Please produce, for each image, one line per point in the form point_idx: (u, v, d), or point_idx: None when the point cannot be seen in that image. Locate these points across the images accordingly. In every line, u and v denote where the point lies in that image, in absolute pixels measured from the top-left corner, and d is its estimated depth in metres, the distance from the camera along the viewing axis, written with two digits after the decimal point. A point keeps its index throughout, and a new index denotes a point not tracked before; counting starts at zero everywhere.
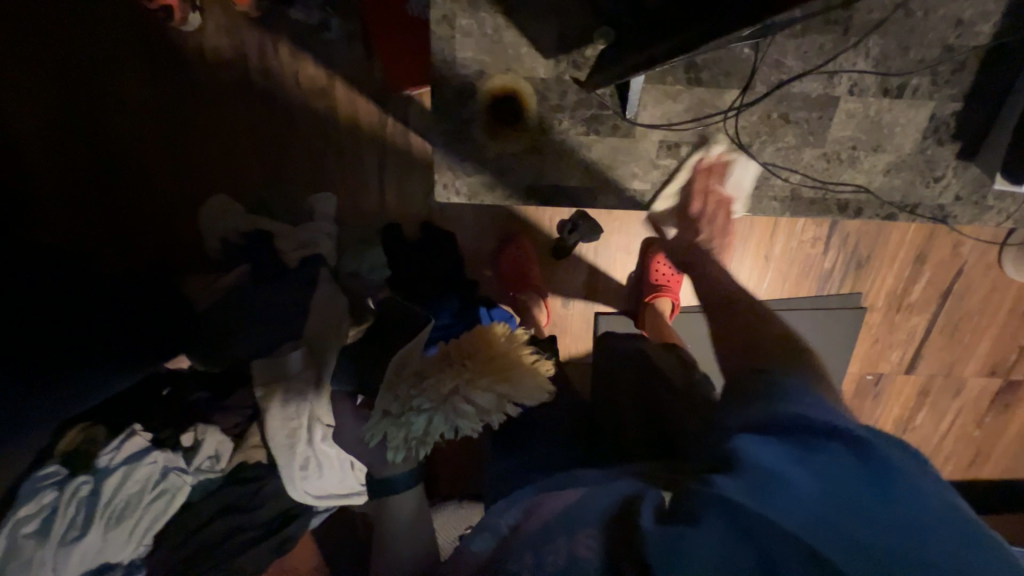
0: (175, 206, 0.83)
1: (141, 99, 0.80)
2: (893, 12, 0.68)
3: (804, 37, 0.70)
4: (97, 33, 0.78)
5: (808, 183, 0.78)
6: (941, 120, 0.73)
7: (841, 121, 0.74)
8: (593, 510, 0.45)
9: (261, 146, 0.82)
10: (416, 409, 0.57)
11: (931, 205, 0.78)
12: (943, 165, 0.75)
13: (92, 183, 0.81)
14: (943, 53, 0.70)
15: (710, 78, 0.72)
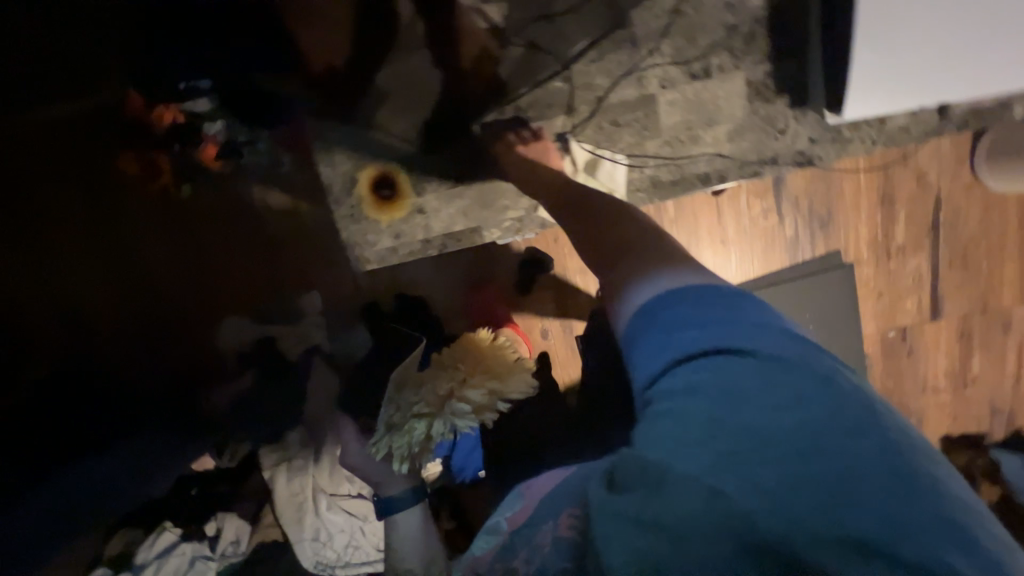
0: (193, 333, 0.94)
1: (153, 250, 0.92)
2: (668, 20, 0.86)
3: (604, 60, 0.87)
4: (105, 200, 0.90)
5: (661, 168, 0.91)
6: (757, 84, 0.89)
7: (669, 110, 0.90)
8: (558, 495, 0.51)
9: (255, 267, 0.95)
10: (415, 416, 0.68)
11: (791, 153, 0.91)
12: (781, 117, 0.90)
13: (122, 327, 0.92)
14: (729, 31, 0.87)
15: (538, 114, 0.89)
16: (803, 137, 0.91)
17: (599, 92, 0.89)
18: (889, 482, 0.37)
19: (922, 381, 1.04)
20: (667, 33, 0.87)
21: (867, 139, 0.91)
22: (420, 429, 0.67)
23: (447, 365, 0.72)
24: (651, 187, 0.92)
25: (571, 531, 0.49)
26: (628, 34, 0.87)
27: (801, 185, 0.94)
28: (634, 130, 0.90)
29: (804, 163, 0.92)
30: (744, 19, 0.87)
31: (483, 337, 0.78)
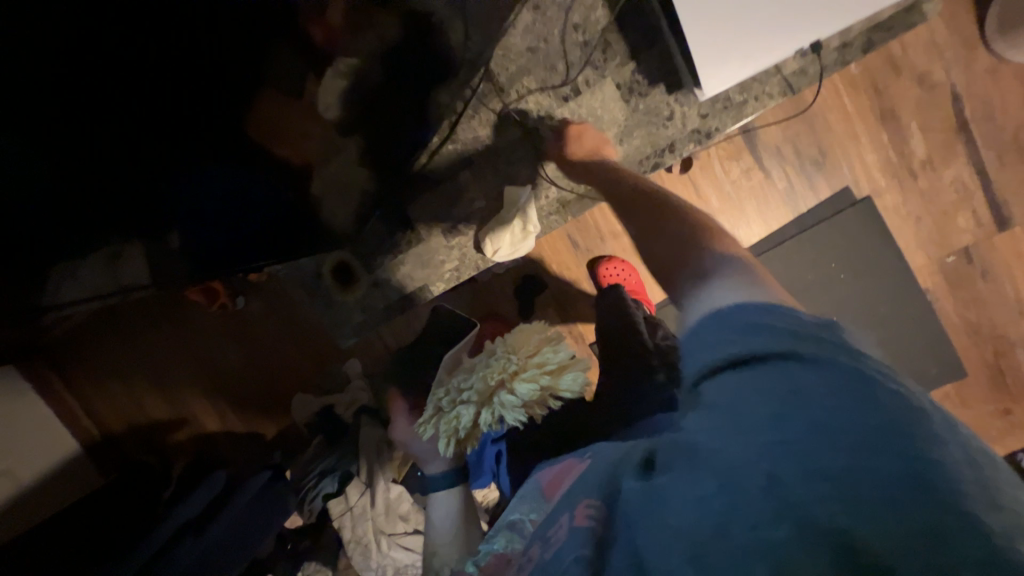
0: (280, 407, 1.21)
1: (234, 354, 1.19)
2: (524, 55, 0.82)
3: (479, 111, 0.84)
4: (191, 327, 1.18)
5: (566, 189, 0.89)
6: (631, 80, 0.83)
7: (553, 135, 0.86)
8: (589, 480, 0.45)
9: (305, 348, 1.15)
10: (463, 401, 0.71)
11: (686, 134, 0.84)
12: (664, 105, 0.83)
13: (235, 413, 1.23)
14: (585, 42, 0.81)
15: (440, 174, 0.88)
16: (694, 113, 0.83)
17: (487, 140, 0.86)
18: (965, 498, 0.32)
19: (1012, 303, 0.87)
20: (526, 68, 0.82)
21: (764, 99, 0.81)
22: (466, 414, 0.69)
23: (499, 357, 0.73)
24: (562, 209, 0.91)
25: (589, 521, 0.39)
26: (495, 81, 0.83)
27: (778, 133, 0.87)
28: (526, 166, 0.88)
29: (702, 143, 0.84)
30: (595, 33, 0.81)
31: (539, 330, 0.75)
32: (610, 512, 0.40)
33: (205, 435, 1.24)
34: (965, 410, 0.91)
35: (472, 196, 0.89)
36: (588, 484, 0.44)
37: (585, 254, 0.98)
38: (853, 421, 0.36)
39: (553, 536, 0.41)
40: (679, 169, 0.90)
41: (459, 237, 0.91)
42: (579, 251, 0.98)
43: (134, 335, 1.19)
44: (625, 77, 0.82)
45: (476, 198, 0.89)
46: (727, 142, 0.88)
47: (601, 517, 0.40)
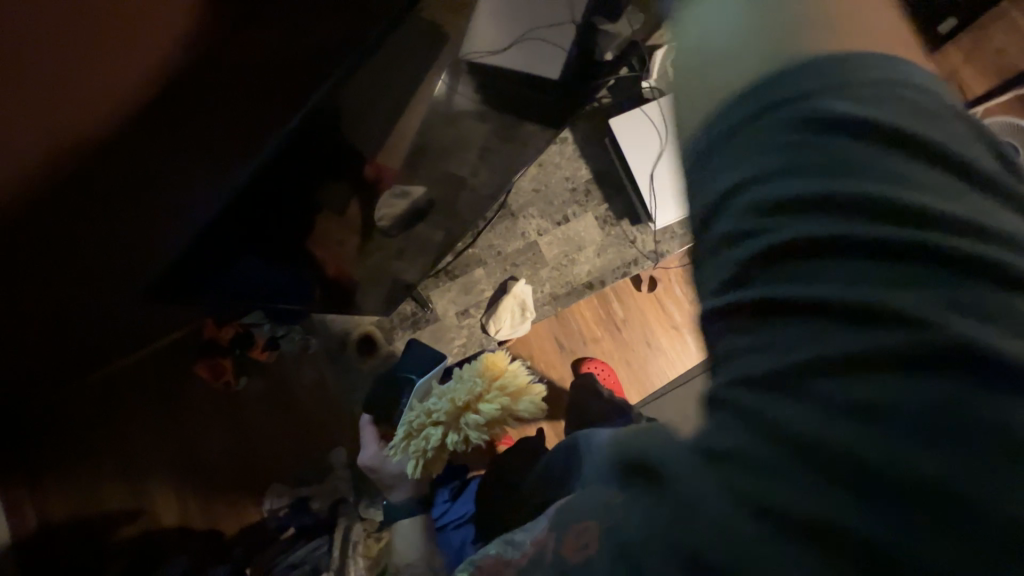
0: (251, 498, 1.17)
1: (219, 436, 1.19)
2: (531, 194, 1.09)
3: (495, 229, 1.09)
4: (183, 405, 1.20)
5: (558, 287, 1.10)
6: (606, 215, 1.10)
7: (549, 247, 1.10)
8: (590, 492, 0.30)
9: (293, 432, 1.17)
10: (431, 422, 0.74)
11: (647, 253, 1.10)
12: (630, 232, 1.10)
13: (199, 506, 1.17)
14: (573, 187, 1.09)
15: (460, 271, 1.08)
16: (651, 240, 1.10)
17: (498, 249, 1.09)
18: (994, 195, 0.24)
19: None
20: (531, 201, 1.09)
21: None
22: (435, 435, 0.73)
23: (466, 380, 0.77)
24: (553, 302, 1.10)
25: (583, 544, 0.27)
26: (508, 209, 1.09)
27: None
28: (527, 268, 1.09)
29: (657, 260, 1.10)
30: (581, 183, 1.10)
31: (501, 355, 0.81)
32: (612, 535, 0.26)
33: (158, 529, 1.16)
34: None
35: (482, 287, 1.08)
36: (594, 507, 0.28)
37: (570, 353, 1.11)
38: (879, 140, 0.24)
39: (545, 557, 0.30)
40: (647, 288, 1.11)
41: (469, 319, 1.08)
42: (564, 350, 1.11)
43: (121, 411, 1.19)
44: (601, 212, 1.10)
45: (486, 287, 1.08)
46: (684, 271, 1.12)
47: (596, 531, 0.27)
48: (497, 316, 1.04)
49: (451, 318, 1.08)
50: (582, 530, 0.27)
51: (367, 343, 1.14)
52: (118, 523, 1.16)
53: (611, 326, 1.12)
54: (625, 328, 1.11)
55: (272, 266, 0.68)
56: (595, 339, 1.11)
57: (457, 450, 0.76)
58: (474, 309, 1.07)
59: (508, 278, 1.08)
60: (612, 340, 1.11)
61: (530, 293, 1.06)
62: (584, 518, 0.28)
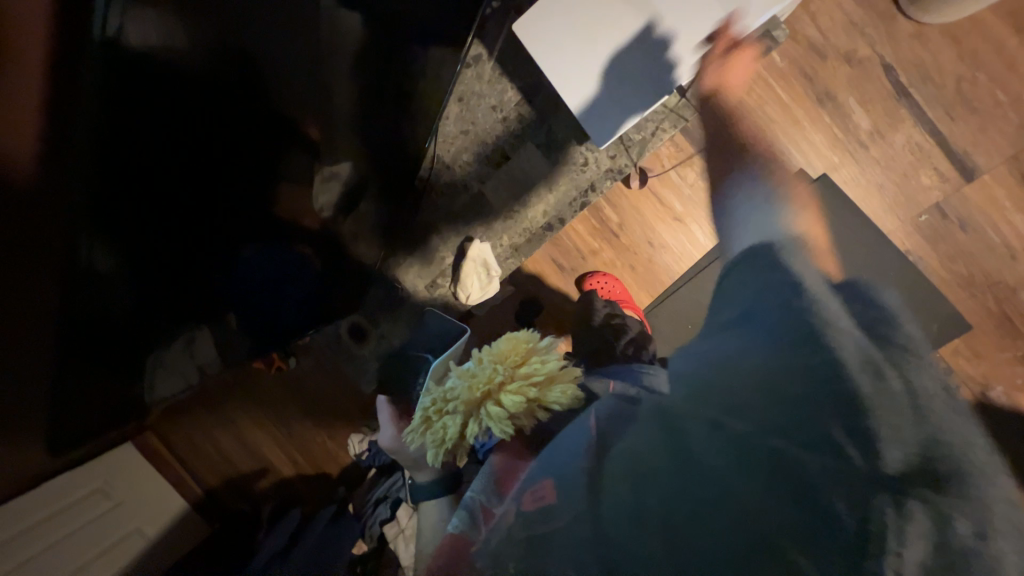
0: (336, 449, 1.39)
1: (293, 410, 1.39)
2: (460, 137, 0.91)
3: (434, 192, 0.95)
4: (255, 392, 1.39)
5: (516, 236, 0.98)
6: (547, 139, 0.92)
7: (494, 195, 0.94)
8: (543, 470, 0.46)
9: (351, 392, 1.34)
10: (447, 411, 0.63)
11: (604, 173, 0.94)
12: (579, 155, 0.92)
13: (301, 461, 1.43)
14: (506, 114, 0.91)
15: (412, 246, 0.98)
16: (604, 156, 0.93)
17: (445, 209, 0.96)
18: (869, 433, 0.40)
19: (987, 240, 0.94)
20: (461, 147, 0.92)
21: (659, 133, 0.92)
22: (454, 425, 0.61)
23: (486, 366, 0.64)
24: (516, 252, 1.00)
25: (537, 500, 0.43)
26: (439, 163, 0.93)
27: None
28: (480, 223, 0.96)
29: (618, 178, 0.93)
30: (511, 107, 0.91)
31: (526, 334, 0.67)
32: (552, 489, 0.43)
33: (279, 481, 1.45)
34: (978, 354, 0.96)
35: (441, 256, 0.99)
36: (545, 465, 0.47)
37: (571, 273, 1.06)
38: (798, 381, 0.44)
39: (507, 518, 0.45)
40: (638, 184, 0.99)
41: (442, 288, 1.02)
42: (565, 271, 1.06)
43: (212, 405, 1.41)
44: (544, 137, 0.92)
45: (446, 253, 0.99)
46: (679, 151, 0.98)
47: (546, 497, 0.43)
48: (463, 284, 0.96)
49: (424, 292, 1.02)
50: (535, 484, 0.45)
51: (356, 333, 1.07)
52: (248, 482, 1.45)
53: (609, 234, 1.03)
54: (623, 232, 1.03)
55: (268, 299, 0.74)
56: (595, 251, 1.05)
57: (481, 439, 0.64)
58: (441, 278, 1.00)
59: (465, 238, 0.97)
60: (612, 248, 1.04)
61: (489, 251, 0.96)
62: (540, 480, 0.45)
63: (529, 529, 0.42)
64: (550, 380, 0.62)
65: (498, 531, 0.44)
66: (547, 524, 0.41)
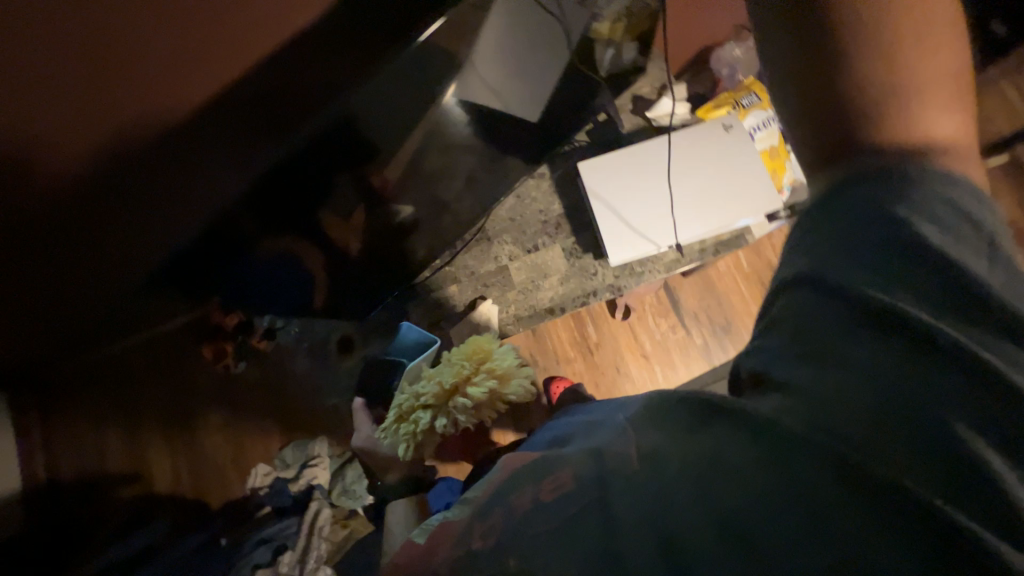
0: (230, 477, 1.21)
1: (210, 418, 1.24)
2: (506, 223, 1.15)
3: (471, 251, 1.15)
4: (180, 384, 1.26)
5: (522, 308, 1.15)
6: (572, 248, 1.15)
7: (518, 272, 1.15)
8: (555, 460, 0.43)
9: (278, 417, 1.22)
10: (420, 405, 0.73)
11: (605, 287, 1.15)
12: (591, 266, 1.15)
13: (183, 477, 1.22)
14: (545, 221, 1.15)
15: (438, 287, 1.15)
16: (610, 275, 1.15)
17: (473, 268, 1.15)
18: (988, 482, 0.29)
19: None
20: (504, 230, 1.15)
21: (653, 273, 1.14)
22: (424, 418, 0.72)
23: (453, 363, 0.77)
24: (516, 322, 1.15)
25: (557, 488, 0.38)
26: (484, 233, 1.15)
27: (695, 303, 1.17)
28: (496, 289, 1.14)
29: (615, 294, 1.15)
30: (553, 217, 1.15)
31: (487, 338, 0.81)
32: (575, 478, 0.38)
33: (140, 495, 1.20)
34: None
35: (455, 302, 1.14)
36: (562, 457, 0.43)
37: (542, 370, 1.12)
38: (907, 409, 0.31)
39: (512, 501, 0.40)
40: (622, 316, 1.15)
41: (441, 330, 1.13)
42: (537, 366, 1.12)
43: (123, 380, 1.25)
44: (570, 246, 1.15)
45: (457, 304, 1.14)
46: (658, 303, 1.17)
47: (565, 487, 0.38)
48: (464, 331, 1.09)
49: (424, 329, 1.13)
50: (554, 474, 0.40)
51: (343, 343, 1.18)
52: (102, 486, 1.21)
53: (588, 347, 1.13)
54: (597, 351, 1.13)
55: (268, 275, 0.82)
56: (571, 356, 1.13)
57: (448, 433, 0.75)
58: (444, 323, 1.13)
59: (482, 295, 1.14)
60: (583, 361, 1.13)
61: (496, 312, 1.11)
62: (558, 471, 0.41)
63: (539, 525, 0.36)
64: (507, 376, 0.76)
65: (499, 510, 0.40)
66: (553, 512, 0.37)
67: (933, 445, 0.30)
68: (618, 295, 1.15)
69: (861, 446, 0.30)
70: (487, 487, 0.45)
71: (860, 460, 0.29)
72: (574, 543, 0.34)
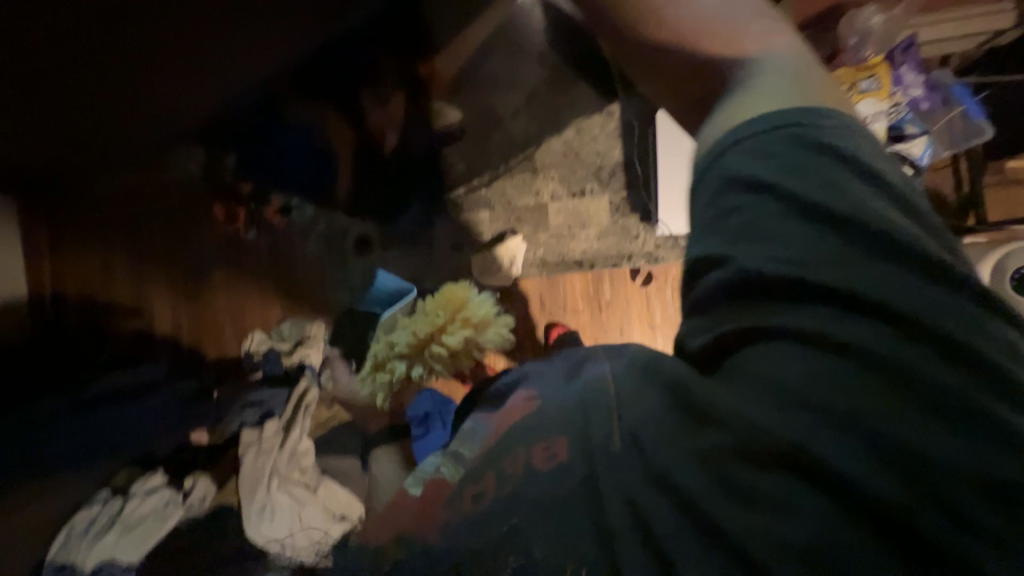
0: (226, 336, 1.23)
1: (215, 277, 1.23)
2: (559, 157, 1.07)
3: (513, 179, 1.08)
4: (190, 236, 1.24)
5: (551, 254, 1.10)
6: (620, 203, 1.07)
7: (556, 215, 1.08)
8: (546, 420, 0.42)
9: (279, 293, 1.20)
10: (394, 357, 0.83)
11: (643, 253, 1.08)
12: (635, 227, 1.07)
13: (183, 325, 1.24)
14: (601, 166, 1.06)
15: (469, 208, 1.09)
16: (653, 240, 1.07)
17: (510, 199, 1.08)
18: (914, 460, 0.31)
19: None
20: (555, 164, 1.07)
21: None
22: (396, 369, 0.81)
23: None
24: (541, 266, 1.10)
25: (552, 455, 0.38)
26: (532, 163, 1.07)
27: None
28: (529, 226, 1.09)
29: (650, 263, 1.07)
30: (609, 163, 1.06)
31: None
32: (566, 446, 0.39)
33: (142, 332, 1.23)
34: None
35: (481, 229, 1.09)
36: (553, 421, 0.42)
37: (546, 315, 1.07)
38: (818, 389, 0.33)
39: (506, 466, 0.39)
40: (640, 282, 1.07)
41: (461, 255, 1.09)
42: (542, 310, 1.07)
43: (135, 220, 1.24)
44: (619, 198, 1.07)
45: (484, 233, 1.09)
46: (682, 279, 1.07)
47: (563, 456, 0.38)
48: (481, 262, 1.07)
49: (444, 249, 1.10)
50: (548, 437, 0.40)
51: (360, 242, 1.13)
52: (105, 314, 1.23)
53: (597, 304, 1.08)
54: (604, 311, 1.08)
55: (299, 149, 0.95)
56: (578, 308, 1.08)
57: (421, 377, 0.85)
58: (468, 247, 1.09)
59: (513, 228, 1.08)
60: (591, 318, 1.08)
61: (521, 250, 1.07)
62: (554, 436, 0.40)
63: (536, 491, 0.37)
64: None
65: (490, 473, 0.40)
66: (548, 480, 0.37)
67: (896, 448, 0.31)
68: (652, 263, 1.07)
69: (840, 437, 0.32)
70: (481, 446, 0.45)
71: (802, 445, 0.32)
72: (565, 517, 0.35)
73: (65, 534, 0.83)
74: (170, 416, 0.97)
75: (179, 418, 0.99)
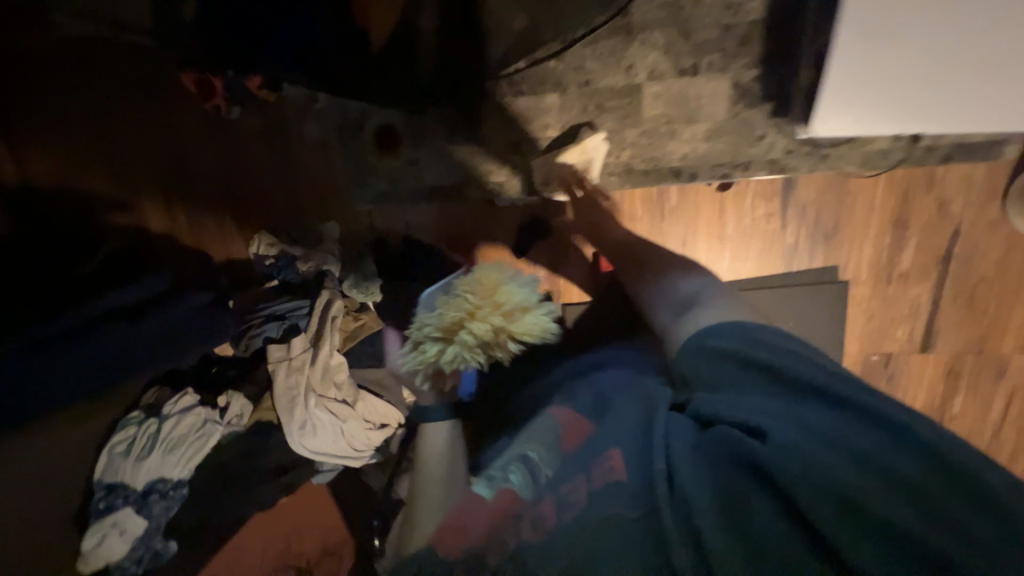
0: (228, 237, 1.06)
1: (204, 168, 1.03)
2: (663, 12, 0.83)
3: (600, 44, 0.85)
4: (165, 113, 1.00)
5: (637, 157, 0.91)
6: (746, 86, 0.86)
7: (651, 102, 0.88)
8: (594, 453, 0.51)
9: (284, 190, 1.01)
10: (429, 338, 0.70)
11: (765, 161, 0.89)
12: (759, 125, 0.87)
13: (175, 223, 1.06)
14: (726, 30, 0.83)
15: (530, 89, 0.89)
16: (779, 147, 0.88)
17: (589, 74, 0.87)
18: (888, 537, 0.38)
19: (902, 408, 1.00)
20: (660, 24, 0.84)
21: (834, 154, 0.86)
22: (432, 350, 0.70)
23: (461, 294, 0.72)
24: (625, 173, 0.92)
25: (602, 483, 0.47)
26: (628, 20, 0.84)
27: (812, 196, 0.92)
28: (614, 117, 0.89)
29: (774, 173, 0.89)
30: (740, 22, 0.82)
31: (498, 268, 0.75)
32: (611, 484, 0.47)
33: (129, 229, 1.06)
34: None
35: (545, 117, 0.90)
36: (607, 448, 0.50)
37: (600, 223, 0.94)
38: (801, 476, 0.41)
39: (564, 491, 0.48)
40: (718, 187, 0.93)
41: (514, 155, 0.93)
42: None
43: (94, 90, 0.99)
44: (746, 75, 0.85)
45: (552, 125, 0.91)
46: (768, 184, 0.92)
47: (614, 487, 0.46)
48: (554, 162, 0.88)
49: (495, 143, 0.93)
50: (602, 455, 0.49)
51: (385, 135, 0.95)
52: (82, 206, 1.05)
53: (658, 210, 0.94)
54: (667, 219, 0.94)
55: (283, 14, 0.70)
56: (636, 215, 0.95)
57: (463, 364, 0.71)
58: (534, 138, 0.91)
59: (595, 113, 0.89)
60: (649, 224, 0.95)
61: (599, 151, 0.89)
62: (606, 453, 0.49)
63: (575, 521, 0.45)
64: (520, 311, 0.71)
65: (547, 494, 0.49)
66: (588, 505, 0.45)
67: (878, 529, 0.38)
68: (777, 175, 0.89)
69: (865, 503, 0.39)
70: (536, 466, 0.52)
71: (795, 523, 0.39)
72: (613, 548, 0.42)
73: (106, 456, 0.80)
74: (186, 330, 0.87)
75: (198, 332, 0.88)
